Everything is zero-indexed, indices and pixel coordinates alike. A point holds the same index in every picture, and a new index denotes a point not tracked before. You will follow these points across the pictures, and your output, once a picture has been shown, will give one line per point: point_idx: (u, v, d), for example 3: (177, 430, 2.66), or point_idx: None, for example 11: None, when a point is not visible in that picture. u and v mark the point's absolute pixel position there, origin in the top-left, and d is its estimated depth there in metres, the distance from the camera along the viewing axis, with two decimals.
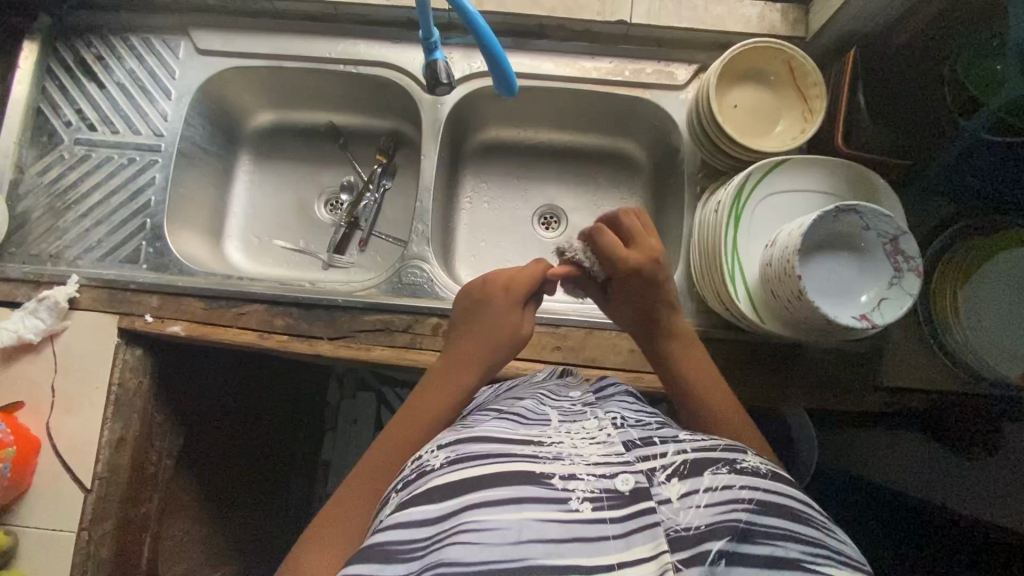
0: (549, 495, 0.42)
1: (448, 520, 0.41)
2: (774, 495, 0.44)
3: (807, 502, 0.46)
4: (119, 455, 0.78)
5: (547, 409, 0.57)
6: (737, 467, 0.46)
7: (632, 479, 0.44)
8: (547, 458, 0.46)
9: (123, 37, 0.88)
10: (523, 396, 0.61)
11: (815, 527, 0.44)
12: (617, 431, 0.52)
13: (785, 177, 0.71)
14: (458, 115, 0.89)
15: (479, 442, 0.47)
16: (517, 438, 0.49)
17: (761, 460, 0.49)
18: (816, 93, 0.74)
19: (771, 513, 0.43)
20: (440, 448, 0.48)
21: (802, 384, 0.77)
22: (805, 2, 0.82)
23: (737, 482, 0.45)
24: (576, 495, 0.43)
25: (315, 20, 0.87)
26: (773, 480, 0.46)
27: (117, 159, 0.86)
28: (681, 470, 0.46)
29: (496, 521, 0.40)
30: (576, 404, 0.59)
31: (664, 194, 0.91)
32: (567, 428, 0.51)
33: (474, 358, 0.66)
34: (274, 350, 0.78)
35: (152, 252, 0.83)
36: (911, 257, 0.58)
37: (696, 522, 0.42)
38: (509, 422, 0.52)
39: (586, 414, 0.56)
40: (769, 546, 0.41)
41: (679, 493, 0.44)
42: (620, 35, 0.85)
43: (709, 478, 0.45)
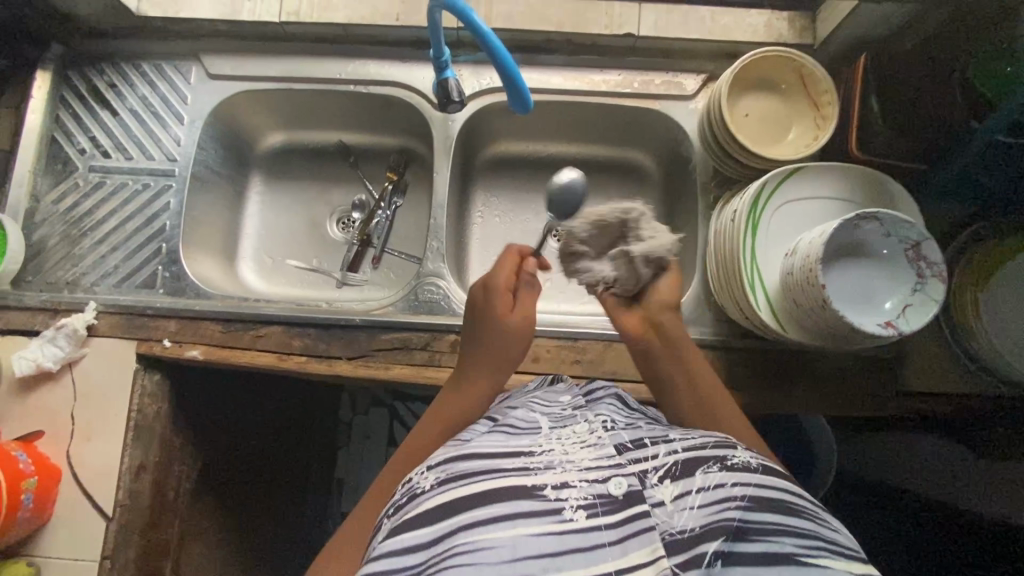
0: (542, 507, 0.43)
1: (438, 544, 0.41)
2: (766, 490, 0.44)
3: (799, 493, 0.45)
4: (140, 482, 0.78)
5: (538, 415, 0.56)
6: (727, 465, 0.46)
7: (625, 482, 0.45)
8: (538, 468, 0.46)
9: (134, 64, 0.89)
10: (514, 405, 0.60)
11: (807, 518, 0.43)
12: (608, 433, 0.51)
13: (799, 186, 0.71)
14: (469, 130, 0.89)
15: (469, 458, 0.47)
16: (507, 450, 0.48)
17: (751, 454, 0.48)
18: (827, 99, 0.74)
19: (764, 509, 0.42)
20: (429, 469, 0.48)
21: (823, 390, 0.77)
22: (810, 10, 0.82)
23: (729, 480, 0.44)
24: (570, 504, 0.43)
25: (324, 42, 0.88)
26: (765, 474, 0.46)
27: (131, 185, 0.86)
28: (672, 472, 0.46)
29: (489, 540, 0.41)
30: (568, 407, 0.58)
31: (676, 204, 0.91)
32: (558, 435, 0.51)
33: (489, 363, 0.64)
34: (293, 372, 0.78)
35: (168, 276, 0.84)
36: (934, 262, 0.57)
37: (690, 524, 0.42)
38: (500, 434, 0.52)
39: (577, 418, 0.55)
40: (764, 543, 0.41)
41: (672, 495, 0.44)
42: (627, 48, 0.85)
43: (700, 478, 0.45)
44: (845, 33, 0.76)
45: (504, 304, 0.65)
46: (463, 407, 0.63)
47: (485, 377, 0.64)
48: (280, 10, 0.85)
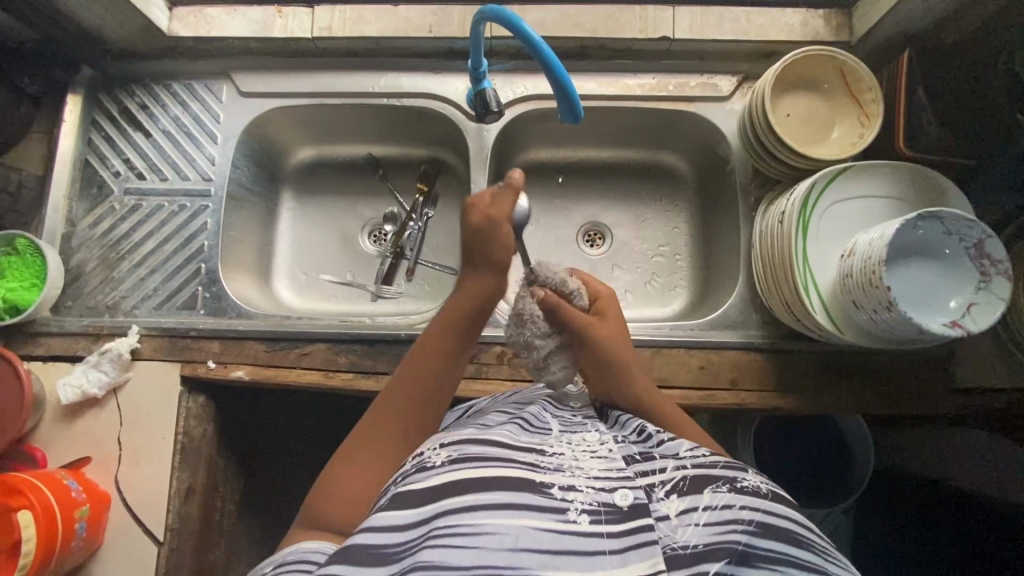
0: (549, 505, 0.42)
1: (437, 519, 0.41)
2: (776, 517, 0.44)
3: (808, 524, 0.45)
4: (188, 505, 0.78)
5: (549, 418, 0.55)
6: (737, 486, 0.45)
7: (630, 494, 0.44)
8: (548, 468, 0.46)
9: (165, 85, 0.89)
10: (526, 402, 0.60)
11: (816, 553, 0.43)
12: (618, 445, 0.51)
13: (847, 187, 0.70)
14: (503, 140, 0.89)
15: (481, 444, 0.47)
16: (518, 444, 0.48)
17: (762, 479, 0.47)
18: (871, 97, 0.73)
19: (771, 536, 0.42)
20: (443, 446, 0.47)
21: (877, 391, 0.76)
22: (846, 7, 0.82)
23: (738, 502, 0.44)
24: (574, 507, 0.43)
25: (356, 56, 0.87)
26: (774, 500, 0.45)
27: (167, 207, 0.86)
28: (680, 487, 0.45)
29: (491, 526, 0.40)
30: (577, 415, 0.58)
31: (713, 206, 0.90)
32: (569, 439, 0.51)
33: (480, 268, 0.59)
34: (340, 389, 0.77)
35: (208, 296, 0.83)
36: (999, 260, 0.57)
37: (694, 540, 0.42)
38: (511, 427, 0.52)
39: (588, 426, 0.55)
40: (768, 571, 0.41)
41: (677, 510, 0.44)
42: (661, 51, 0.84)
43: (709, 496, 0.44)
44: (886, 29, 0.75)
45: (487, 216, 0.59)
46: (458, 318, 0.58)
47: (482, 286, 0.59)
48: (312, 26, 0.84)
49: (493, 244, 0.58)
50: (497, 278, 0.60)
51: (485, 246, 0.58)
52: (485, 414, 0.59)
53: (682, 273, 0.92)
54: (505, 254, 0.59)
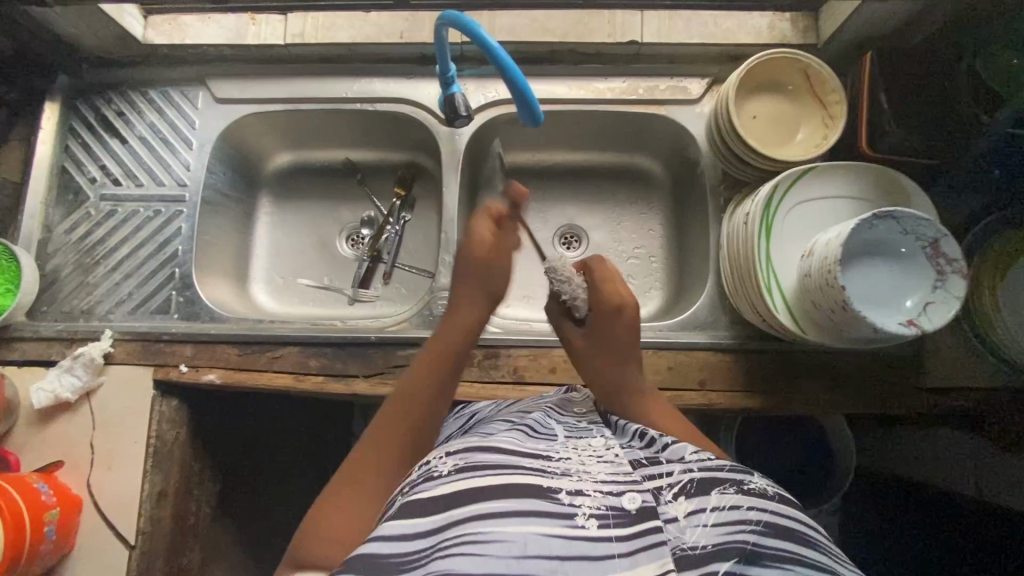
0: (556, 510, 0.43)
1: (449, 528, 0.41)
2: (782, 518, 0.45)
3: (813, 524, 0.46)
4: (161, 508, 0.78)
5: (555, 424, 0.59)
6: (745, 489, 0.46)
7: (639, 498, 0.44)
8: (555, 473, 0.47)
9: (142, 92, 0.90)
10: (531, 410, 0.64)
11: (823, 553, 0.44)
12: (623, 451, 0.52)
13: (811, 186, 0.71)
14: (477, 143, 0.89)
15: (487, 452, 0.48)
16: (527, 452, 0.49)
17: (769, 482, 0.48)
18: (835, 99, 0.74)
19: (781, 536, 0.43)
20: (448, 455, 0.48)
21: (850, 390, 0.76)
22: (813, 10, 0.82)
23: (746, 503, 0.45)
24: (582, 512, 0.43)
25: (330, 62, 0.88)
26: (781, 502, 0.46)
27: (142, 211, 0.87)
28: (688, 489, 0.46)
29: (501, 534, 0.40)
30: (582, 420, 0.61)
31: (686, 208, 0.91)
32: (573, 445, 0.52)
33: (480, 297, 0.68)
34: (310, 393, 0.78)
35: (182, 300, 0.84)
36: (954, 259, 0.57)
37: (703, 541, 0.42)
38: (518, 432, 0.54)
39: (592, 432, 0.57)
40: (779, 569, 0.41)
41: (686, 511, 0.45)
42: (632, 55, 0.85)
43: (716, 497, 0.45)
44: (851, 31, 0.76)
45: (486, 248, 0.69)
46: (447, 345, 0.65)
47: (468, 314, 0.68)
48: (285, 33, 0.85)
49: (496, 274, 0.69)
50: (480, 308, 0.68)
51: (490, 275, 0.69)
52: (489, 423, 0.61)
53: (657, 275, 0.93)
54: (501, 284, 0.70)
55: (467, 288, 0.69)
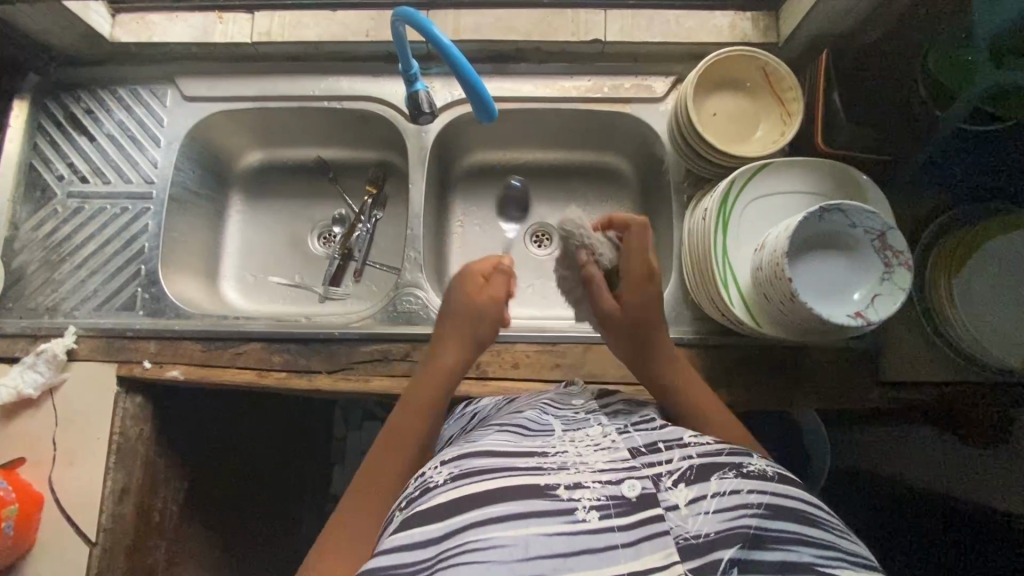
0: (554, 507, 0.45)
1: (449, 541, 0.43)
2: (781, 497, 0.46)
3: (814, 502, 0.48)
4: (123, 505, 0.78)
5: (551, 418, 0.58)
6: (743, 471, 0.48)
7: (638, 484, 0.47)
8: (551, 468, 0.48)
9: (111, 90, 0.90)
10: (524, 408, 0.62)
11: (826, 530, 0.46)
12: (622, 437, 0.53)
13: (769, 180, 0.72)
14: (443, 141, 0.90)
15: (481, 456, 0.49)
16: (520, 450, 0.51)
17: (768, 463, 0.50)
18: (792, 96, 0.75)
19: (782, 517, 0.45)
20: (443, 464, 0.50)
21: (811, 386, 0.77)
22: (774, 9, 0.84)
23: (745, 487, 0.47)
24: (582, 505, 0.45)
25: (298, 60, 0.89)
26: (780, 482, 0.48)
27: (109, 209, 0.87)
28: (688, 476, 0.48)
29: (500, 538, 0.43)
30: (581, 411, 0.60)
31: (653, 205, 0.91)
32: (570, 437, 0.53)
33: (464, 340, 0.69)
34: (273, 388, 0.78)
35: (147, 297, 0.84)
36: (898, 252, 0.58)
37: (705, 530, 0.45)
38: (511, 434, 0.54)
39: (590, 421, 0.57)
40: (782, 551, 0.44)
41: (686, 499, 0.46)
42: (596, 54, 0.86)
43: (716, 483, 0.47)
44: (809, 30, 0.77)
45: (480, 295, 0.70)
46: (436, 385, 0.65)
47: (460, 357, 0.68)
48: (252, 31, 0.86)
49: (482, 320, 0.69)
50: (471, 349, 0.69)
51: (479, 318, 0.69)
52: (486, 424, 0.60)
53: None
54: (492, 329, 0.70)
55: (457, 333, 0.69)
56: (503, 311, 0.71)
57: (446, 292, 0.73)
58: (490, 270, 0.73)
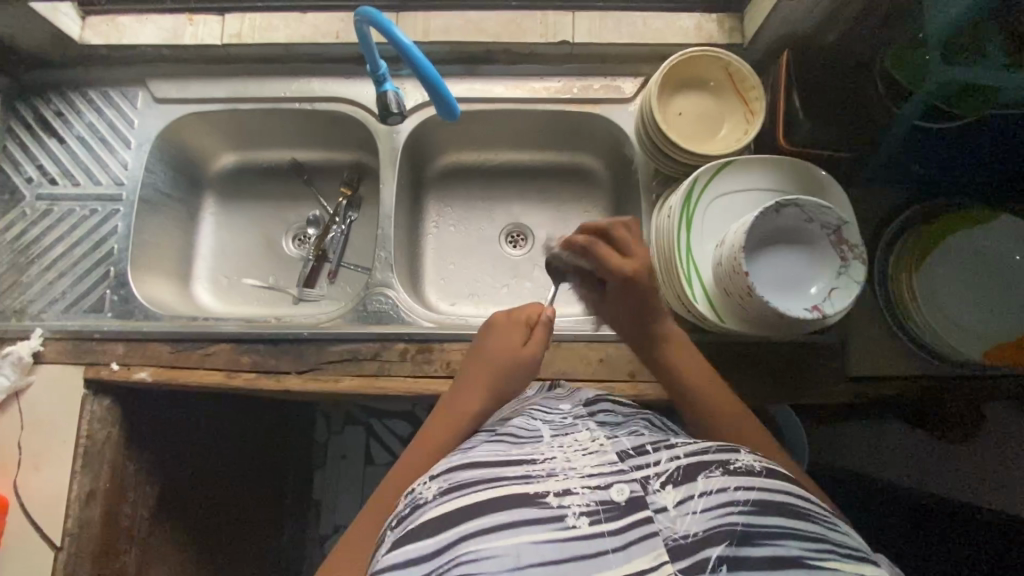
0: (543, 515, 0.44)
1: (442, 555, 0.43)
2: (767, 493, 0.46)
3: (804, 497, 0.48)
4: (91, 509, 0.77)
5: (540, 424, 0.59)
6: (729, 469, 0.48)
7: (626, 488, 0.47)
8: (539, 476, 0.48)
9: (81, 92, 0.90)
10: (515, 414, 0.63)
11: (815, 523, 0.45)
12: (609, 441, 0.53)
13: (733, 178, 0.73)
14: (414, 144, 0.91)
15: (471, 468, 0.50)
16: (510, 459, 0.51)
17: (754, 458, 0.51)
18: (755, 95, 0.76)
19: (769, 512, 0.45)
20: (433, 479, 0.51)
21: (782, 380, 0.77)
22: (738, 11, 0.85)
23: (732, 484, 0.47)
24: (572, 511, 0.45)
25: (269, 62, 0.89)
26: (768, 478, 0.48)
27: (79, 211, 0.87)
28: (675, 477, 0.48)
29: (491, 549, 0.43)
30: (569, 416, 0.61)
31: (625, 205, 0.92)
32: (560, 443, 0.54)
33: (490, 381, 0.67)
34: (240, 389, 0.77)
35: (117, 299, 0.83)
36: (855, 245, 0.60)
37: (692, 529, 0.44)
38: (502, 443, 0.55)
39: (577, 426, 0.57)
40: (771, 547, 0.43)
41: (675, 500, 0.46)
42: (566, 55, 0.87)
43: (702, 482, 0.47)
44: (771, 31, 0.78)
45: (513, 338, 0.69)
46: (453, 424, 0.64)
47: (484, 401, 0.66)
48: (222, 33, 0.86)
49: (512, 367, 0.68)
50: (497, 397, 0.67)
51: (509, 365, 0.68)
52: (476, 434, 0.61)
53: None
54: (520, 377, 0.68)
55: (489, 373, 0.67)
56: (532, 362, 0.69)
57: (483, 332, 0.72)
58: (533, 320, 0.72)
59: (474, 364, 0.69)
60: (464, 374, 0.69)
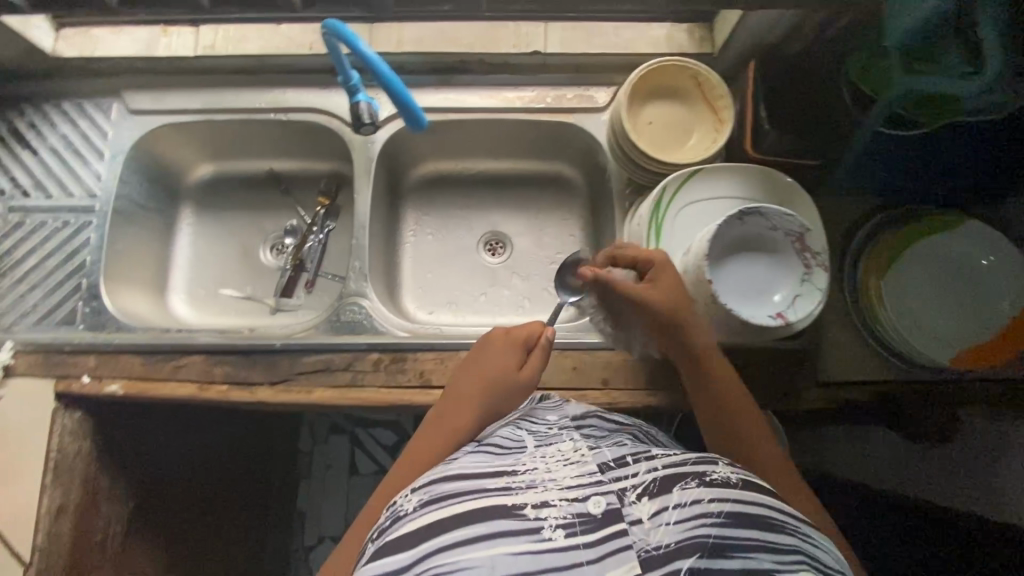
0: (520, 527, 0.44)
1: (421, 562, 0.43)
2: (743, 504, 0.45)
3: (782, 506, 0.46)
4: (61, 524, 0.77)
5: (524, 434, 0.57)
6: (706, 480, 0.47)
7: (603, 500, 0.46)
8: (520, 488, 0.47)
9: (55, 103, 0.90)
10: (501, 423, 0.61)
11: (788, 534, 0.45)
12: (592, 452, 0.52)
13: (702, 187, 0.74)
14: (389, 154, 0.91)
15: (452, 479, 0.48)
16: (491, 471, 0.49)
17: (733, 468, 0.49)
18: (723, 104, 0.77)
19: (742, 524, 0.44)
20: (414, 491, 0.49)
21: (754, 383, 0.77)
22: (708, 21, 0.86)
23: (707, 496, 0.45)
24: (549, 523, 0.44)
25: (243, 73, 0.89)
26: (744, 489, 0.46)
27: (52, 222, 0.86)
28: (651, 488, 0.46)
29: (466, 561, 0.42)
30: (554, 427, 0.60)
31: (601, 211, 0.93)
32: (543, 454, 0.52)
33: (481, 401, 0.66)
34: (213, 401, 0.77)
35: (88, 311, 0.83)
36: (817, 252, 0.61)
37: (665, 540, 0.43)
38: (484, 454, 0.53)
39: (562, 437, 0.56)
40: (742, 560, 0.42)
41: (649, 512, 0.45)
42: (539, 65, 0.88)
43: (678, 494, 0.45)
44: (741, 40, 0.79)
45: (508, 359, 0.69)
46: (439, 441, 0.64)
47: (473, 419, 0.65)
48: (196, 45, 0.87)
49: (505, 388, 0.67)
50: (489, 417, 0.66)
51: (503, 385, 0.67)
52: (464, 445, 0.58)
53: None
54: (513, 398, 0.68)
55: (482, 392, 0.67)
56: (525, 383, 0.68)
57: (480, 347, 0.72)
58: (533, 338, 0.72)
59: (466, 380, 0.68)
60: (455, 388, 0.68)
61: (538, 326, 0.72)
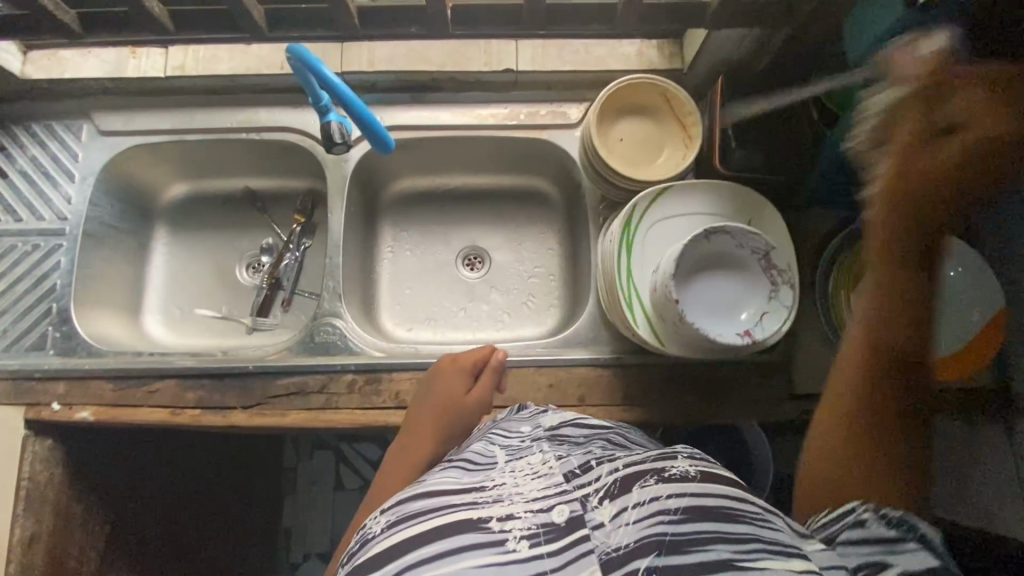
0: (484, 540, 0.42)
1: None
2: (701, 498, 0.44)
3: (742, 497, 0.45)
4: (33, 553, 0.76)
5: (496, 449, 0.57)
6: (664, 476, 0.46)
7: (566, 509, 0.44)
8: (486, 502, 0.46)
9: (24, 126, 0.89)
10: (474, 440, 0.61)
11: (749, 523, 0.43)
12: (559, 462, 0.51)
13: (672, 204, 0.75)
14: (364, 172, 0.91)
15: (417, 498, 0.47)
16: (461, 486, 0.49)
17: (692, 461, 0.48)
18: (692, 121, 0.78)
19: (698, 517, 0.42)
20: (383, 513, 0.48)
21: (730, 398, 0.77)
22: (678, 37, 0.87)
23: (664, 492, 0.44)
24: (513, 535, 0.42)
25: (215, 92, 0.89)
26: (703, 480, 0.45)
27: (20, 246, 0.85)
28: (612, 491, 0.46)
29: None
30: (526, 439, 0.59)
31: (576, 225, 0.93)
32: (512, 467, 0.51)
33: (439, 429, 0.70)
34: (187, 426, 0.76)
35: (58, 336, 0.82)
36: (783, 270, 0.65)
37: (625, 540, 0.42)
38: (454, 470, 0.52)
39: (532, 448, 0.56)
40: (699, 553, 0.41)
41: (610, 515, 0.44)
42: (511, 82, 0.88)
43: (637, 493, 0.45)
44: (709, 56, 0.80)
45: (461, 386, 0.71)
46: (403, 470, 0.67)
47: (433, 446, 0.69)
48: (165, 65, 0.86)
49: (460, 415, 0.70)
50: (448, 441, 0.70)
51: (458, 411, 0.70)
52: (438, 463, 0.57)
53: (556, 292, 0.94)
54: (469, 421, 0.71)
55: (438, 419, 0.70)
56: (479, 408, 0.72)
57: (432, 374, 0.74)
58: (483, 359, 0.75)
59: (424, 409, 0.71)
60: (414, 417, 0.71)
61: (487, 352, 0.75)
